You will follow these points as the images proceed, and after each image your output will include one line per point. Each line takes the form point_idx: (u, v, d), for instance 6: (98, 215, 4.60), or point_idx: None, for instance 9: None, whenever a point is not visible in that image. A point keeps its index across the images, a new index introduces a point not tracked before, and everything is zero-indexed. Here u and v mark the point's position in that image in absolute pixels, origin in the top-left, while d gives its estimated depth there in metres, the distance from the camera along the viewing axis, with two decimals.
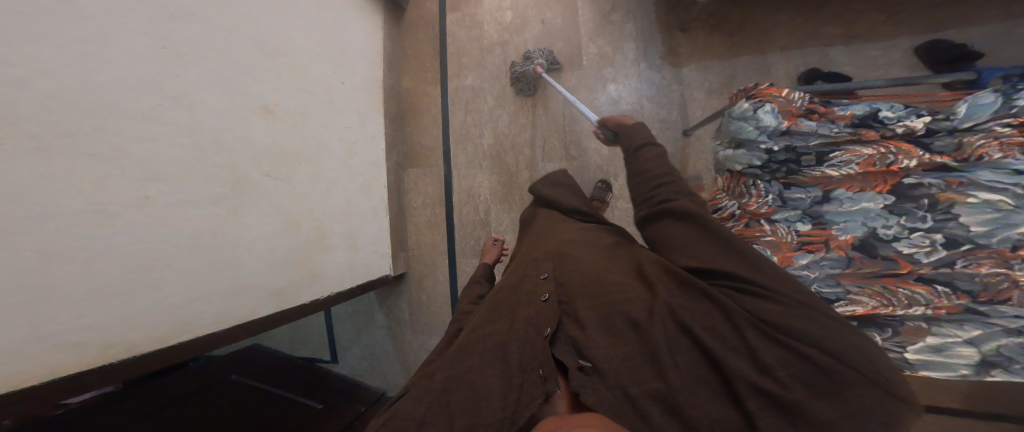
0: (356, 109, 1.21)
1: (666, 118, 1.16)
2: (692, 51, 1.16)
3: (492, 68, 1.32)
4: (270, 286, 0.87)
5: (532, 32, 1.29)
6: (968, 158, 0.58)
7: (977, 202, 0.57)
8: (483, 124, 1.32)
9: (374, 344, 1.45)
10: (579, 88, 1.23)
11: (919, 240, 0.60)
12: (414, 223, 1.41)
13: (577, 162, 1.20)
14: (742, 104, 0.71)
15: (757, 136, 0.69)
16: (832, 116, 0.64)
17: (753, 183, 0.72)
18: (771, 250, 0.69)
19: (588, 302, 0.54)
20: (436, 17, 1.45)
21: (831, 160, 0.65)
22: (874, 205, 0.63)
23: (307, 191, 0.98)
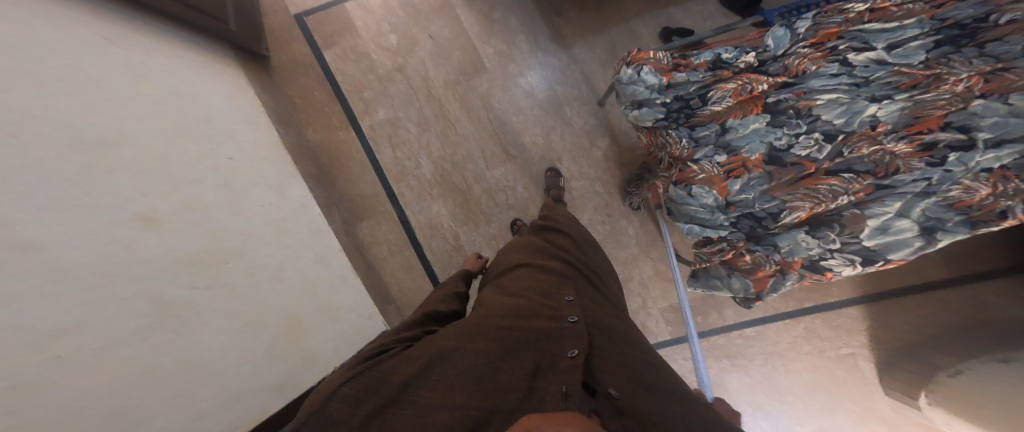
0: (269, 183, 1.07)
1: (579, 96, 1.22)
2: (572, 31, 1.24)
3: (399, 95, 1.28)
4: (269, 385, 0.84)
5: (425, 48, 1.27)
6: (798, 73, 0.78)
7: (824, 102, 0.77)
8: (415, 154, 1.28)
9: None
10: (492, 90, 1.24)
11: (807, 142, 0.80)
12: (389, 272, 1.34)
13: (519, 159, 1.23)
14: (627, 71, 0.87)
15: (651, 94, 0.87)
16: (693, 66, 0.85)
17: (667, 133, 0.91)
18: (709, 185, 0.88)
19: (609, 342, 0.59)
20: (314, 58, 1.35)
21: (711, 98, 0.84)
22: (760, 124, 0.82)
23: (254, 285, 0.88)
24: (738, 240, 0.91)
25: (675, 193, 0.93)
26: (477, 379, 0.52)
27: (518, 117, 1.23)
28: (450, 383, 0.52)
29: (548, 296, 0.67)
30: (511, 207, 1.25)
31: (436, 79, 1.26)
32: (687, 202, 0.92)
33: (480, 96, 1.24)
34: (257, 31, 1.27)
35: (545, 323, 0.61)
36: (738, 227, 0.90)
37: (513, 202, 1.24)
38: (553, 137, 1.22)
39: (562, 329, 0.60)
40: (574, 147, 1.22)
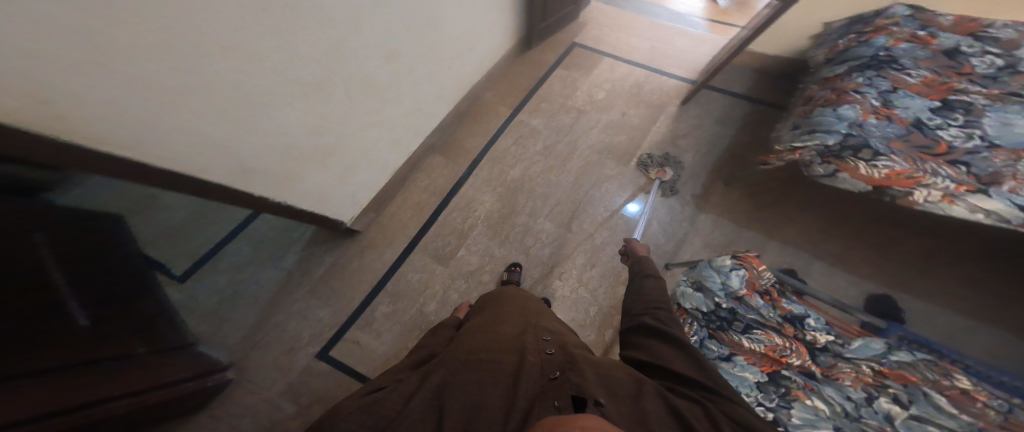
0: (437, 89, 1.29)
1: (661, 246, 1.13)
2: (718, 203, 1.17)
3: (560, 123, 1.39)
4: (241, 158, 0.79)
5: (610, 117, 1.37)
6: (831, 376, 0.61)
7: (810, 405, 0.59)
8: (521, 158, 1.35)
9: (247, 284, 1.19)
10: (614, 179, 1.25)
11: (757, 410, 0.59)
12: (404, 196, 1.36)
13: (570, 235, 1.18)
14: (725, 259, 0.74)
15: (717, 289, 0.71)
16: (776, 304, 0.69)
17: (690, 323, 0.69)
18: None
19: (586, 364, 0.54)
20: (549, 65, 1.57)
21: (752, 334, 0.66)
22: (750, 376, 0.62)
23: (344, 112, 0.97)
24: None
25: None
26: (457, 404, 0.48)
27: (606, 212, 1.20)
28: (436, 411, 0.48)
29: (527, 335, 0.63)
30: (525, 256, 1.17)
31: (592, 138, 1.33)
32: None
33: (602, 175, 1.26)
34: (548, 25, 1.57)
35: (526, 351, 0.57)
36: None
37: (531, 254, 1.17)
38: (608, 250, 1.14)
39: (543, 359, 0.55)
40: (614, 273, 1.11)
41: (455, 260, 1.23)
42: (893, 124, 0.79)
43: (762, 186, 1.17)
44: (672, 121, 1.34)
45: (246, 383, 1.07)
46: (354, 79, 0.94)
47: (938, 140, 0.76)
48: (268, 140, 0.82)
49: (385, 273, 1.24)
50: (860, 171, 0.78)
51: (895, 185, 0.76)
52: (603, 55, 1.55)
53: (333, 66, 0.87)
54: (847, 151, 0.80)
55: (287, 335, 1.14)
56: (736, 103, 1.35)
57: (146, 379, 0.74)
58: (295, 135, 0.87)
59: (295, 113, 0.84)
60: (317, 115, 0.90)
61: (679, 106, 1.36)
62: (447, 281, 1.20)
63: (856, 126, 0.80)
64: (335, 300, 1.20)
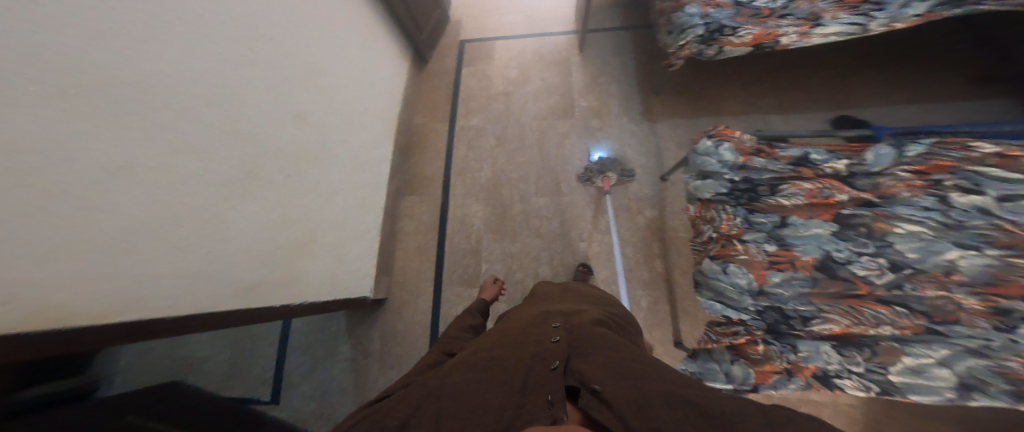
0: (370, 135, 1.31)
1: (644, 165, 1.31)
2: (662, 108, 1.37)
3: (496, 113, 1.49)
4: (248, 280, 0.78)
5: (533, 87, 1.49)
6: (887, 195, 0.67)
7: (904, 233, 0.65)
8: (483, 159, 1.43)
9: (328, 381, 1.23)
10: (570, 134, 1.39)
11: (869, 263, 0.67)
12: (403, 248, 1.39)
13: (564, 198, 1.31)
14: (706, 143, 0.92)
15: (720, 168, 0.88)
16: (775, 156, 0.82)
17: (723, 208, 0.88)
18: (746, 268, 0.77)
19: (592, 352, 0.58)
20: (453, 68, 1.63)
21: (781, 191, 0.79)
22: (823, 231, 0.72)
23: (307, 194, 0.97)
24: (756, 329, 0.75)
25: (707, 265, 0.85)
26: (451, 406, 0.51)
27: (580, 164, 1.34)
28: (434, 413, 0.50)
29: (539, 325, 0.70)
30: (539, 236, 1.29)
31: (530, 111, 1.45)
32: (716, 278, 0.82)
33: (558, 136, 1.39)
34: (429, 35, 1.61)
35: (529, 347, 0.61)
36: (761, 318, 0.75)
37: (544, 231, 1.29)
38: (602, 192, 1.30)
39: (546, 349, 0.60)
40: (617, 206, 1.27)
41: (483, 274, 1.30)
42: (724, 8, 1.02)
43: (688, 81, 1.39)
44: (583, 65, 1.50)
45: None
46: (288, 152, 0.89)
47: (760, 7, 0.98)
48: (263, 248, 0.81)
49: (432, 318, 1.29)
50: (734, 41, 1.01)
51: (765, 41, 0.99)
52: (493, 41, 1.64)
53: (264, 150, 0.81)
54: (717, 33, 1.02)
55: None
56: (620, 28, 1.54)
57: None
58: (278, 233, 0.86)
59: (254, 212, 0.78)
60: (279, 206, 0.86)
61: (579, 55, 1.52)
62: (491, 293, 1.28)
63: (705, 18, 1.03)
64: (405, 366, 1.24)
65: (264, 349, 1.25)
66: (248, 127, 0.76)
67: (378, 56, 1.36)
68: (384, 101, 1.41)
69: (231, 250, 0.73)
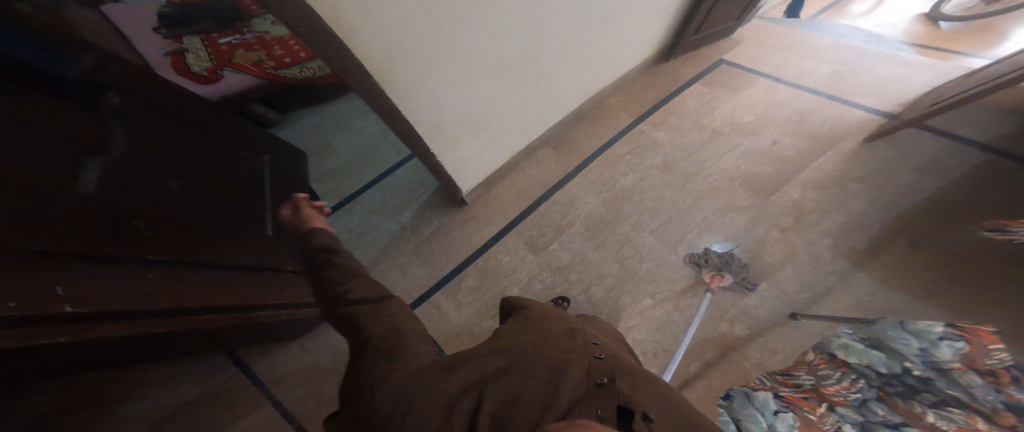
0: (574, 74, 1.32)
1: (793, 294, 1.02)
2: (887, 270, 1.00)
3: (688, 139, 1.33)
4: (403, 80, 0.88)
5: (750, 142, 1.29)
6: None
7: None
8: (635, 167, 1.31)
9: (371, 227, 1.43)
10: (744, 209, 1.16)
11: None
12: (510, 181, 1.42)
13: (677, 257, 1.13)
14: (935, 326, 0.78)
15: (913, 355, 0.75)
16: (1001, 387, 0.66)
17: (853, 377, 0.77)
18: (800, 423, 0.71)
19: (640, 382, 0.51)
20: (687, 79, 1.51)
21: (943, 410, 0.66)
22: None
23: (496, 65, 1.05)
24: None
25: (761, 398, 0.78)
26: (499, 393, 0.47)
27: (725, 240, 1.13)
28: (476, 393, 0.47)
29: (575, 337, 0.61)
30: (620, 265, 1.15)
31: (724, 161, 1.26)
32: (762, 412, 0.76)
33: (729, 201, 1.18)
34: (696, 40, 1.51)
35: (573, 355, 0.54)
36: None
37: (627, 265, 1.14)
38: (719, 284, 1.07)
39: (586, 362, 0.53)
40: (717, 305, 1.04)
41: (546, 252, 1.25)
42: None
43: (953, 263, 0.97)
44: (831, 159, 1.21)
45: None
46: (530, 66, 1.14)
47: None
48: (437, 66, 0.91)
49: (479, 247, 1.32)
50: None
51: None
52: (757, 76, 1.47)
53: (522, 53, 1.08)
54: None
55: (387, 283, 1.30)
56: (902, 160, 1.17)
57: (223, 294, 0.84)
58: (454, 66, 0.95)
59: (457, 38, 0.90)
60: (495, 92, 1.12)
61: (835, 149, 1.23)
62: (539, 269, 1.22)
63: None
64: (430, 263, 1.33)
65: (356, 181, 1.56)
66: (524, 30, 1.03)
67: (640, 27, 1.35)
68: (607, 67, 1.41)
69: (418, 38, 0.82)
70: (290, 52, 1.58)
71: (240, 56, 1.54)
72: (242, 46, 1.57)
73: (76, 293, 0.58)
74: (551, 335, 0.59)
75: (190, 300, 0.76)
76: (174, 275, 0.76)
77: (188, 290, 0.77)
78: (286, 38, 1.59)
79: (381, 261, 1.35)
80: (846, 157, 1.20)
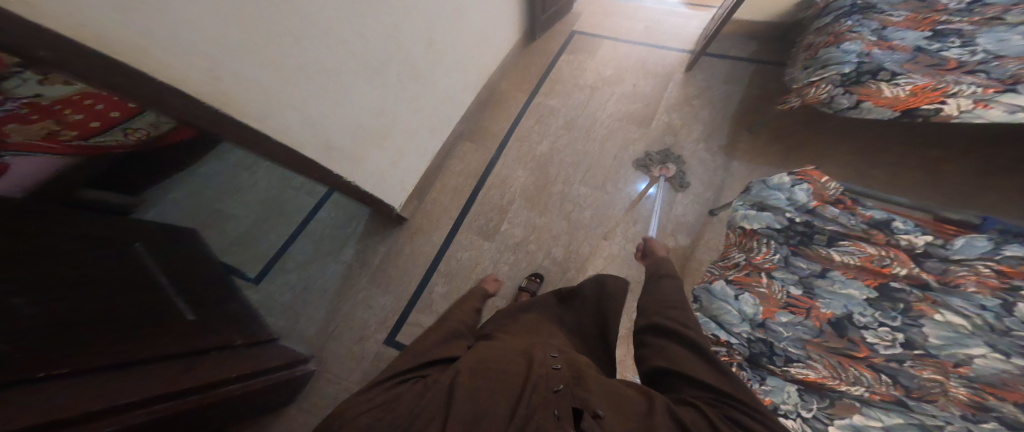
0: (456, 69, 1.39)
1: (699, 193, 1.31)
2: (746, 152, 1.37)
3: (577, 100, 1.55)
4: (280, 108, 0.82)
5: (622, 89, 1.56)
6: (952, 282, 0.68)
7: (942, 320, 0.65)
8: (546, 134, 1.48)
9: (316, 277, 1.32)
10: (638, 141, 1.43)
11: (883, 333, 0.67)
12: (441, 183, 1.45)
13: (607, 195, 1.33)
14: (784, 177, 0.86)
15: (785, 205, 0.83)
16: (854, 211, 0.78)
17: (767, 241, 0.81)
18: (760, 301, 0.75)
19: (593, 384, 0.57)
20: (554, 52, 1.73)
21: (839, 246, 0.76)
22: (857, 294, 0.71)
23: (373, 71, 1.03)
24: (736, 353, 0.73)
25: (718, 286, 0.80)
26: (463, 407, 0.52)
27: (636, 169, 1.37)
28: (443, 401, 0.54)
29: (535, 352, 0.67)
30: (568, 220, 1.30)
31: (609, 109, 1.51)
32: (726, 303, 0.77)
33: (625, 139, 1.43)
34: (549, 18, 1.74)
35: (532, 368, 0.61)
36: (748, 345, 0.72)
37: (574, 217, 1.30)
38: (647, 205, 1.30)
39: (549, 373, 0.60)
40: (654, 222, 1.27)
41: (500, 233, 1.32)
42: (897, 52, 0.95)
43: (783, 132, 1.38)
44: (679, 87, 1.56)
45: (326, 375, 1.15)
46: (404, 67, 1.14)
47: (947, 59, 0.90)
48: (307, 89, 0.86)
49: (437, 254, 1.32)
50: (885, 93, 0.91)
51: (926, 102, 0.87)
52: (603, 40, 1.76)
53: (389, 54, 1.07)
54: (866, 76, 0.94)
55: (358, 322, 1.23)
56: (720, 74, 1.58)
57: (163, 385, 0.69)
58: (327, 83, 0.91)
59: (316, 53, 0.85)
60: (377, 98, 1.08)
61: (679, 79, 1.59)
62: (504, 250, 1.29)
63: (864, 55, 0.96)
64: (393, 288, 1.28)
65: (273, 238, 1.41)
66: (378, 30, 1.00)
67: (497, 17, 1.50)
68: (485, 57, 1.53)
69: (272, 63, 0.76)
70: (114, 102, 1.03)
71: (17, 131, 0.80)
72: (8, 118, 0.80)
73: None
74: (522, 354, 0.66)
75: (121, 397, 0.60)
76: (84, 389, 0.59)
77: (110, 392, 0.61)
78: (75, 97, 0.98)
79: (342, 305, 1.27)
80: (686, 83, 1.57)
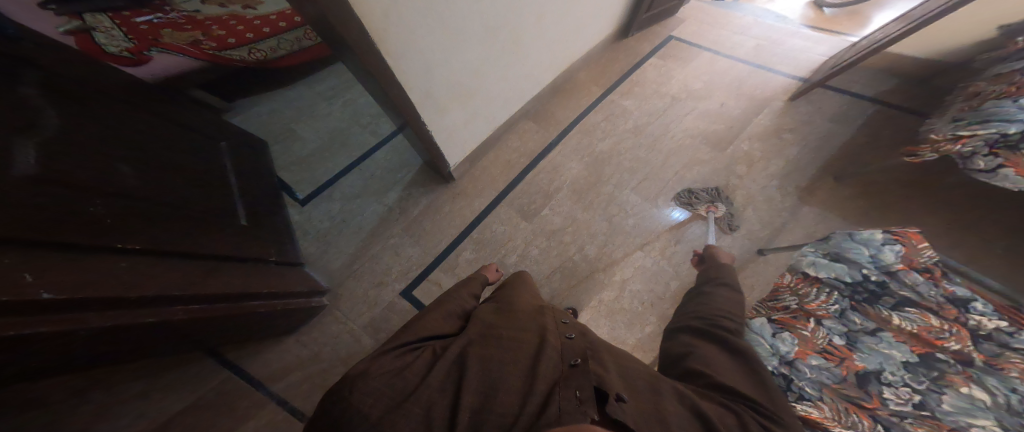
0: (547, 52, 1.40)
1: (756, 231, 1.22)
2: (825, 202, 1.25)
3: (654, 106, 1.49)
4: (402, 57, 0.91)
5: (705, 106, 1.48)
6: (997, 365, 0.63)
7: (967, 394, 0.61)
8: (610, 133, 1.45)
9: (360, 211, 1.41)
10: (707, 162, 1.35)
11: (902, 393, 0.63)
12: (494, 155, 1.48)
13: (656, 210, 1.29)
14: (875, 233, 0.76)
15: (866, 261, 0.74)
16: (938, 282, 0.71)
17: (830, 290, 0.74)
18: (798, 341, 0.70)
19: (606, 361, 0.59)
20: (644, 53, 1.67)
21: (904, 311, 0.69)
22: (898, 355, 0.66)
23: (486, 39, 1.10)
24: None
25: (758, 323, 0.75)
26: (478, 380, 0.52)
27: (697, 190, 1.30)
28: (454, 377, 0.53)
29: (544, 314, 0.69)
30: (610, 223, 1.28)
31: (686, 123, 1.44)
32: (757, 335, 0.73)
33: (693, 157, 1.37)
34: (649, 17, 1.67)
35: (547, 336, 0.61)
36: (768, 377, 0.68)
37: (617, 222, 1.28)
38: (698, 229, 1.24)
39: (562, 343, 0.61)
40: (701, 251, 1.20)
41: (538, 217, 1.33)
42: None
43: (875, 191, 1.23)
44: (771, 117, 1.45)
45: (335, 312, 1.22)
46: (513, 40, 1.20)
47: None
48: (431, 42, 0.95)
49: (471, 222, 1.36)
50: None
51: None
52: (700, 50, 1.66)
53: (503, 25, 1.12)
54: None
55: (386, 263, 1.31)
56: (821, 114, 1.43)
57: (206, 280, 0.76)
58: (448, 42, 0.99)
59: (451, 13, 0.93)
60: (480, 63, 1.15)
61: (773, 107, 1.47)
62: (537, 234, 1.30)
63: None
64: (424, 242, 1.34)
65: (327, 167, 1.52)
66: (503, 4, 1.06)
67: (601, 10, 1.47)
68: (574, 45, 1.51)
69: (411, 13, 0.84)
70: (251, 28, 1.46)
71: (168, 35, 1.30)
72: (167, 25, 1.29)
73: (49, 279, 0.50)
74: (531, 318, 0.66)
75: (175, 287, 0.68)
76: (147, 264, 0.67)
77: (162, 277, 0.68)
78: (223, 17, 1.40)
79: (373, 243, 1.36)
80: (778, 114, 1.45)
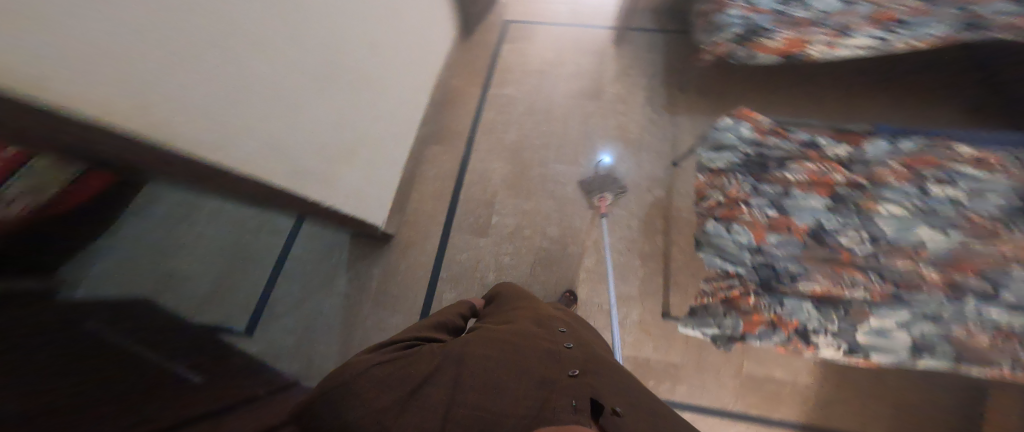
0: (408, 76, 1.39)
1: (654, 148, 1.51)
2: (683, 105, 1.60)
3: (530, 85, 1.65)
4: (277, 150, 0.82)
5: (566, 69, 1.70)
6: (876, 180, 1.00)
7: (887, 214, 0.96)
8: (509, 123, 1.55)
9: (317, 314, 1.26)
10: (595, 113, 1.58)
11: (852, 235, 0.95)
12: (420, 191, 1.45)
13: (581, 169, 1.47)
14: (728, 121, 1.17)
15: (738, 144, 1.13)
16: (786, 137, 1.11)
17: (733, 176, 1.10)
18: (748, 227, 1.02)
19: (599, 366, 0.61)
20: (494, 42, 1.79)
21: (790, 168, 1.06)
22: (817, 205, 1.00)
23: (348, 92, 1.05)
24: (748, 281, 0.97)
25: (710, 225, 1.07)
26: (473, 396, 0.52)
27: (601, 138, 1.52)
28: (453, 380, 0.54)
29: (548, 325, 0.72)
30: (554, 197, 1.42)
31: (562, 89, 1.64)
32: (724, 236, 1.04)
33: (582, 113, 1.57)
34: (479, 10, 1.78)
35: (544, 342, 0.64)
36: (756, 271, 0.98)
37: (559, 194, 1.42)
38: (620, 166, 1.47)
39: (561, 351, 0.63)
40: (630, 183, 1.44)
41: (494, 225, 1.39)
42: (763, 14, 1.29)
43: (706, 83, 1.63)
44: (616, 57, 1.74)
45: None
46: (371, 82, 1.16)
47: (800, 18, 1.25)
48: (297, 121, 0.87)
49: (436, 262, 1.34)
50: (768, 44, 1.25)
51: (793, 51, 1.24)
52: (536, 24, 1.86)
53: (357, 72, 1.08)
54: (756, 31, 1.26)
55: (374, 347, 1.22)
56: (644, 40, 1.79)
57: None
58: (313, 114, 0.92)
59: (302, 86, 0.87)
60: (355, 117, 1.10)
61: (613, 49, 1.77)
62: (504, 239, 1.36)
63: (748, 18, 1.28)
64: (401, 307, 1.28)
65: None
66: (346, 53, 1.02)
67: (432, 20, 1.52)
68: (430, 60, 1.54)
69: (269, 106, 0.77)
70: None
71: None
72: None
73: None
74: (527, 327, 0.68)
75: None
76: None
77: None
78: None
79: (352, 338, 1.24)
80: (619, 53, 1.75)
